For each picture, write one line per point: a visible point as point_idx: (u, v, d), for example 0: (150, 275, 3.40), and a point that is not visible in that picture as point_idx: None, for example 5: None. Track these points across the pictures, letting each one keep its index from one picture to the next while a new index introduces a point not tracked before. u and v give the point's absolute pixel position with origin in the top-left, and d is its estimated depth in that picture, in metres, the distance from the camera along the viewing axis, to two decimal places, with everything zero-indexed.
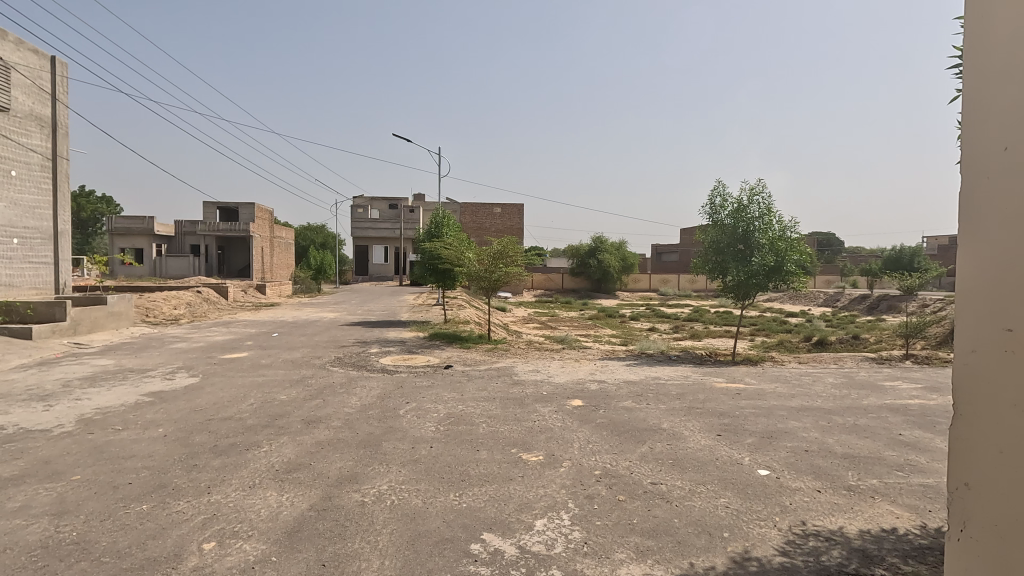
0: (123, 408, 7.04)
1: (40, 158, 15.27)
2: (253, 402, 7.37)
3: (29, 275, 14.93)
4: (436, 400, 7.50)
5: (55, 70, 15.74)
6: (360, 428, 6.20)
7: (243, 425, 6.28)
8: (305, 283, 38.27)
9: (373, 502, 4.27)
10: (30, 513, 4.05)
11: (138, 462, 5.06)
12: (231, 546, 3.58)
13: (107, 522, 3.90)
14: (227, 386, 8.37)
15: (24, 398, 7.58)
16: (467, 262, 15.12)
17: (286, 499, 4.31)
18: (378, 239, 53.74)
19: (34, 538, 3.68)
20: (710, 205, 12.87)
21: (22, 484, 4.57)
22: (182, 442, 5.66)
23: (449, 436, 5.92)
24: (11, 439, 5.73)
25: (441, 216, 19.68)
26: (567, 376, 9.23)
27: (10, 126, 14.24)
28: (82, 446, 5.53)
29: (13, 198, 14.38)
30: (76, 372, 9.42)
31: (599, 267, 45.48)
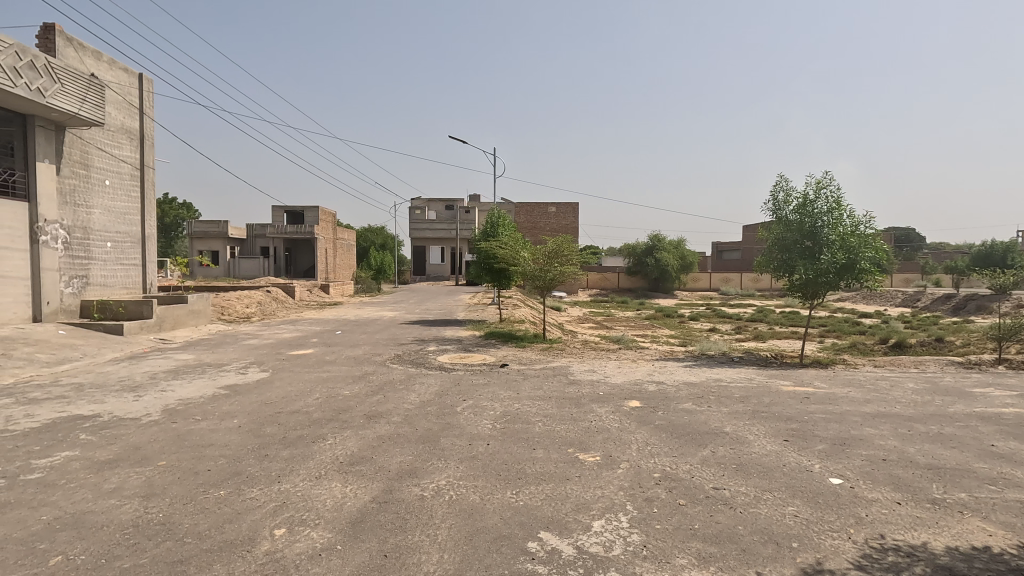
0: (203, 400, 7.52)
1: (130, 168, 16.56)
2: (318, 396, 7.68)
3: (121, 276, 16.27)
4: (492, 398, 7.55)
5: (142, 86, 17.03)
6: (419, 424, 6.35)
7: (309, 418, 6.57)
8: (365, 283, 39.82)
9: (432, 497, 4.36)
10: (123, 494, 4.40)
11: (216, 452, 5.39)
12: (300, 533, 3.76)
13: (189, 505, 4.18)
14: (295, 381, 8.79)
15: (117, 388, 8.27)
16: (522, 261, 15.13)
17: (349, 490, 4.48)
18: (435, 240, 55.04)
19: (126, 517, 3.99)
20: (773, 200, 12.31)
21: (117, 468, 4.97)
22: (255, 433, 5.99)
23: (506, 434, 5.96)
24: (107, 426, 6.25)
25: (496, 216, 19.86)
26: (624, 377, 9.08)
27: (105, 139, 15.50)
28: (167, 434, 5.96)
29: (107, 205, 15.62)
30: (161, 366, 10.16)
31: (656, 266, 44.46)
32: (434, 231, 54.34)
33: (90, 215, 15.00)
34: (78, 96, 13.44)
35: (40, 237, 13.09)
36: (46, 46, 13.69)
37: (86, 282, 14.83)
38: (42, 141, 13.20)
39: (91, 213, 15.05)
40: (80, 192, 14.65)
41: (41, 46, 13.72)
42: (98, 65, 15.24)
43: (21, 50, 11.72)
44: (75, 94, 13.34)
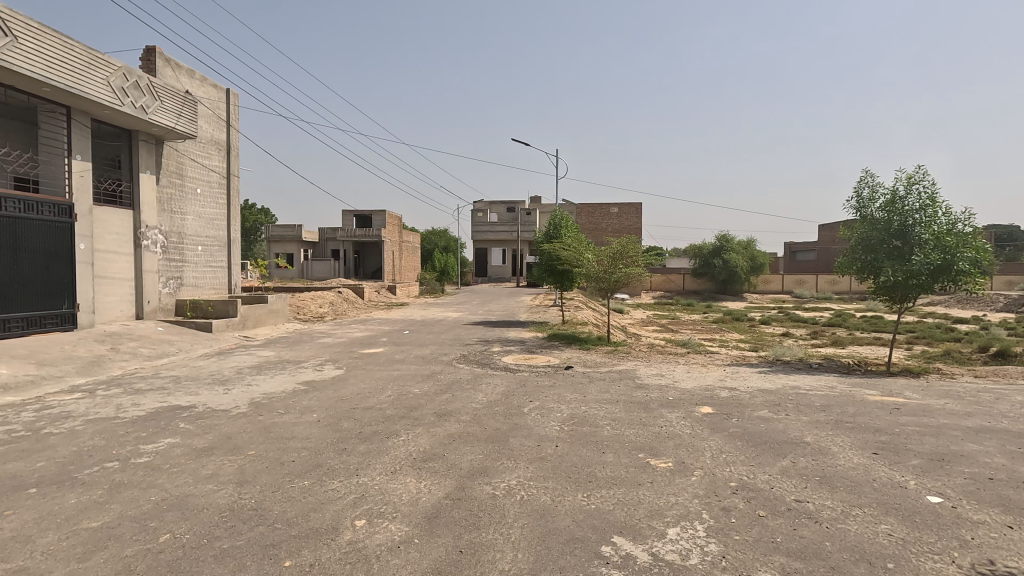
0: (285, 394, 7.98)
1: (218, 177, 17.81)
2: (390, 394, 7.96)
3: (210, 277, 17.53)
4: (559, 401, 7.54)
5: (229, 100, 18.28)
6: (487, 423, 6.44)
7: (383, 414, 6.82)
8: (429, 284, 40.79)
9: (504, 496, 4.42)
10: (219, 480, 4.74)
11: (298, 444, 5.70)
12: (379, 525, 3.91)
13: (277, 493, 4.45)
14: (367, 379, 9.14)
15: (209, 382, 8.92)
16: (586, 262, 15.01)
17: (424, 486, 4.61)
18: (497, 242, 55.60)
19: (223, 501, 4.30)
20: (858, 197, 11.57)
21: (212, 455, 5.37)
22: (334, 427, 6.29)
23: (574, 436, 5.95)
24: (202, 416, 6.75)
25: (559, 218, 19.83)
26: (694, 382, 8.82)
27: (197, 150, 16.76)
28: (255, 426, 6.37)
29: (198, 211, 16.88)
30: (246, 362, 10.86)
31: (724, 267, 42.82)
32: (495, 233, 54.92)
33: (184, 221, 16.26)
34: (175, 112, 14.60)
35: (142, 241, 14.32)
36: (149, 67, 14.98)
37: (181, 283, 16.08)
38: (143, 154, 14.44)
39: (185, 220, 16.32)
40: (175, 200, 15.91)
41: (144, 67, 15.03)
42: (191, 82, 16.49)
43: (127, 71, 12.88)
44: (172, 110, 14.50)
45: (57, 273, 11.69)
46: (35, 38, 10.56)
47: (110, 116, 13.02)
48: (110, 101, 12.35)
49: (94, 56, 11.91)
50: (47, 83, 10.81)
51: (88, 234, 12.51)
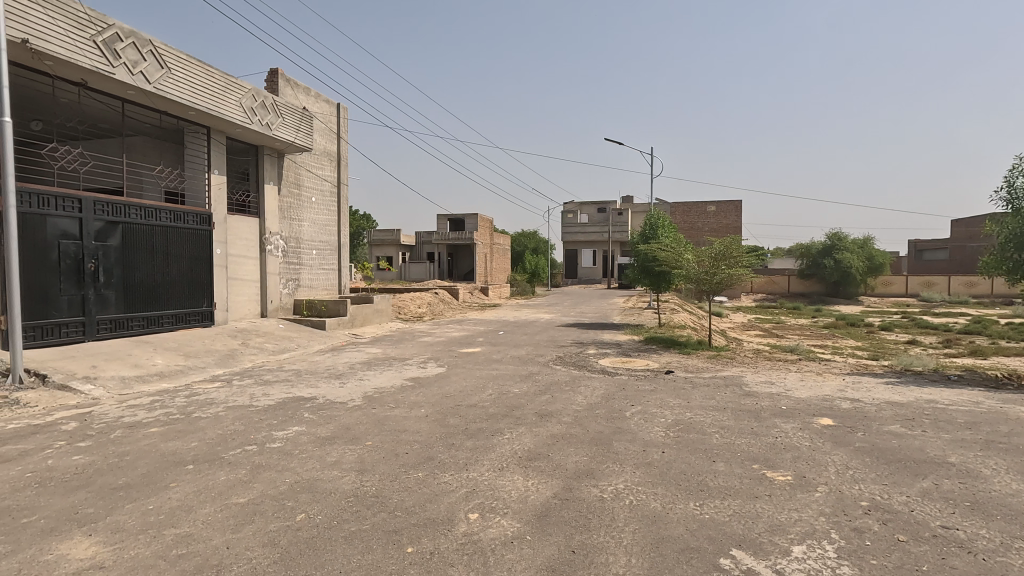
0: (394, 389, 8.45)
1: (330, 186, 19.21)
2: (492, 393, 8.16)
3: (323, 279, 18.94)
4: (662, 406, 7.34)
5: (340, 114, 19.66)
6: (590, 426, 6.42)
7: (486, 412, 7.02)
8: (520, 286, 41.32)
9: (612, 499, 4.38)
10: (343, 467, 5.12)
11: (410, 437, 6.01)
12: (491, 520, 4.03)
13: (395, 482, 4.72)
14: (469, 377, 9.43)
15: (326, 375, 9.66)
16: (685, 263, 14.48)
17: (532, 484, 4.68)
18: (587, 243, 55.16)
19: (348, 487, 4.64)
20: (1008, 188, 10.19)
21: (335, 444, 5.80)
22: (441, 423, 6.57)
23: (681, 443, 5.77)
24: (324, 407, 7.33)
25: (656, 218, 19.31)
26: (810, 392, 8.21)
27: (313, 161, 18.19)
28: (370, 418, 6.80)
29: (313, 218, 18.31)
30: (357, 358, 11.62)
31: (836, 268, 39.47)
32: (586, 234, 54.52)
33: (301, 227, 17.70)
34: (294, 127, 15.95)
35: (267, 246, 15.76)
36: (273, 87, 16.50)
37: (298, 284, 17.52)
38: (268, 167, 15.90)
39: (302, 226, 17.76)
40: (294, 208, 17.36)
41: (269, 88, 16.59)
42: (308, 99, 17.93)
43: (255, 93, 14.26)
44: (292, 126, 15.85)
45: (199, 275, 13.19)
46: (184, 69, 12.01)
47: (241, 134, 14.49)
48: (242, 120, 13.76)
49: (230, 81, 13.32)
50: (191, 107, 12.24)
51: (223, 240, 14.00)
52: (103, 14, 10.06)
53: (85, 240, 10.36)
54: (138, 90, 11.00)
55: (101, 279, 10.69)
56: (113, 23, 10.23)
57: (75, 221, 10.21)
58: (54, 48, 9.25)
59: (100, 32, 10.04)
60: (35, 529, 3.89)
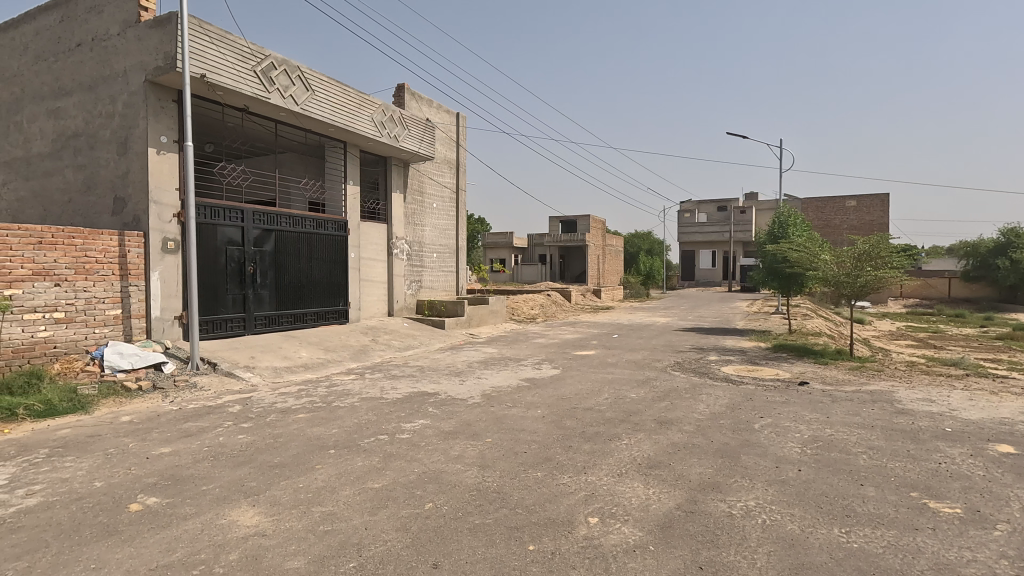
0: (511, 389, 8.64)
1: (449, 192, 20.14)
2: (608, 397, 8.04)
3: (443, 280, 19.90)
4: (796, 420, 6.75)
5: (459, 123, 20.55)
6: (714, 436, 6.08)
7: (603, 417, 6.92)
8: (634, 288, 40.28)
9: (743, 516, 4.11)
10: (466, 461, 5.33)
11: (528, 436, 6.11)
12: (612, 526, 3.96)
13: (516, 480, 4.82)
14: (584, 380, 9.38)
15: (447, 372, 10.14)
16: (822, 264, 13.20)
17: (653, 493, 4.54)
18: (706, 244, 52.41)
19: (471, 481, 4.82)
20: None
21: (458, 438, 6.06)
22: (558, 424, 6.60)
23: (820, 462, 5.26)
24: (446, 403, 7.69)
25: (785, 216, 17.86)
26: (981, 413, 7.09)
27: (434, 169, 19.20)
28: (489, 416, 7.02)
29: (434, 223, 19.32)
30: (475, 357, 12.05)
31: (1013, 270, 33.69)
32: (704, 234, 51.84)
33: (424, 232, 18.76)
34: (418, 138, 16.92)
35: (394, 250, 16.90)
36: (399, 102, 17.69)
37: (421, 285, 18.57)
38: (395, 176, 17.04)
39: (424, 230, 18.81)
40: (417, 214, 18.44)
41: (396, 102, 17.82)
42: (430, 111, 18.96)
43: (385, 108, 15.36)
44: (417, 136, 16.84)
45: (336, 277, 14.49)
46: (325, 90, 13.28)
47: (373, 147, 15.69)
48: (373, 134, 14.89)
49: (363, 98, 14.49)
50: (331, 123, 13.50)
51: (356, 245, 15.26)
52: (261, 47, 11.44)
53: (246, 246, 11.86)
54: (288, 111, 12.36)
55: (258, 280, 12.15)
56: (268, 54, 11.60)
57: (239, 230, 11.72)
58: (224, 79, 10.70)
59: (259, 63, 11.44)
60: (212, 495, 4.53)
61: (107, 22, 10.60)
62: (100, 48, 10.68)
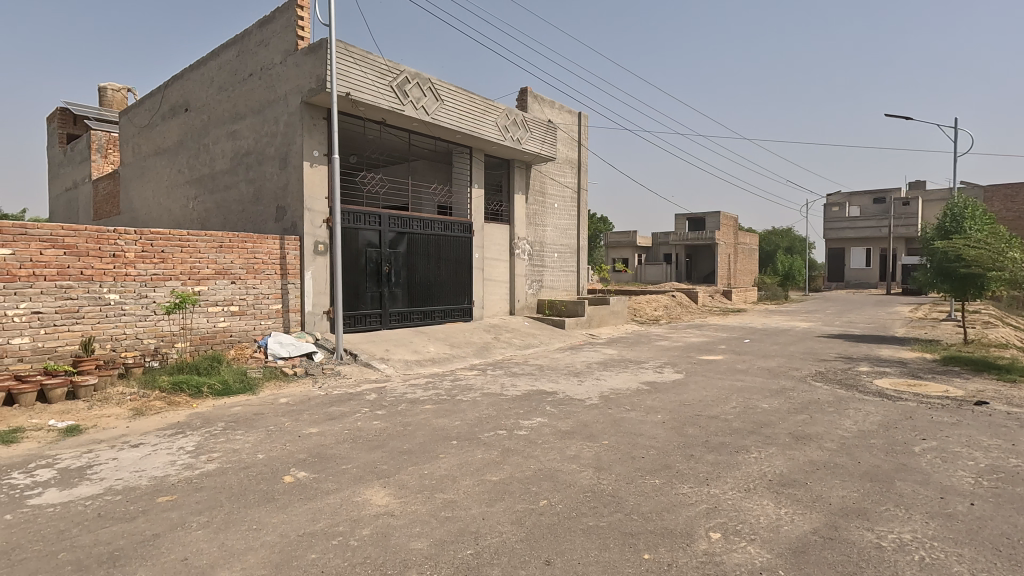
0: (630, 392, 8.44)
1: (570, 192, 20.17)
2: (736, 405, 7.54)
3: (563, 280, 19.99)
4: (968, 445, 5.79)
5: (581, 122, 20.50)
6: (862, 457, 5.43)
7: (730, 426, 6.50)
8: (771, 290, 37.21)
9: (895, 551, 3.62)
10: (581, 462, 5.32)
11: (647, 442, 5.93)
12: (736, 544, 3.71)
13: (632, 486, 4.71)
14: (709, 386, 8.87)
15: (566, 372, 10.18)
16: (1009, 263, 11.17)
17: (785, 513, 4.17)
18: (858, 240, 46.82)
19: (586, 482, 4.80)
20: None
21: (574, 439, 6.06)
22: (679, 431, 6.32)
23: (1001, 497, 4.46)
24: (563, 403, 7.73)
25: (961, 207, 15.53)
26: None
27: (555, 170, 19.37)
28: (606, 418, 6.93)
29: (555, 223, 19.46)
30: (594, 358, 11.95)
31: None
32: (856, 230, 46.35)
33: (545, 232, 18.98)
34: (540, 139, 17.15)
35: (516, 250, 17.32)
36: (522, 105, 18.09)
37: (541, 285, 18.82)
38: (517, 177, 17.45)
39: (545, 231, 19.03)
40: (539, 214, 18.71)
41: (519, 106, 18.24)
42: (552, 112, 19.15)
43: (508, 112, 15.80)
44: (539, 138, 17.08)
45: (462, 277, 15.21)
46: (453, 99, 14.00)
47: (496, 150, 16.21)
48: (497, 138, 15.39)
49: (488, 104, 15.03)
50: (458, 130, 14.19)
51: (480, 246, 15.88)
52: (397, 63, 12.37)
53: (382, 248, 12.90)
54: (420, 121, 13.22)
55: (393, 279, 13.14)
56: (403, 69, 12.50)
57: (376, 233, 12.78)
58: (365, 96, 11.74)
59: (395, 78, 12.38)
60: (350, 474, 5.01)
61: (272, 53, 12.14)
62: (267, 77, 12.26)
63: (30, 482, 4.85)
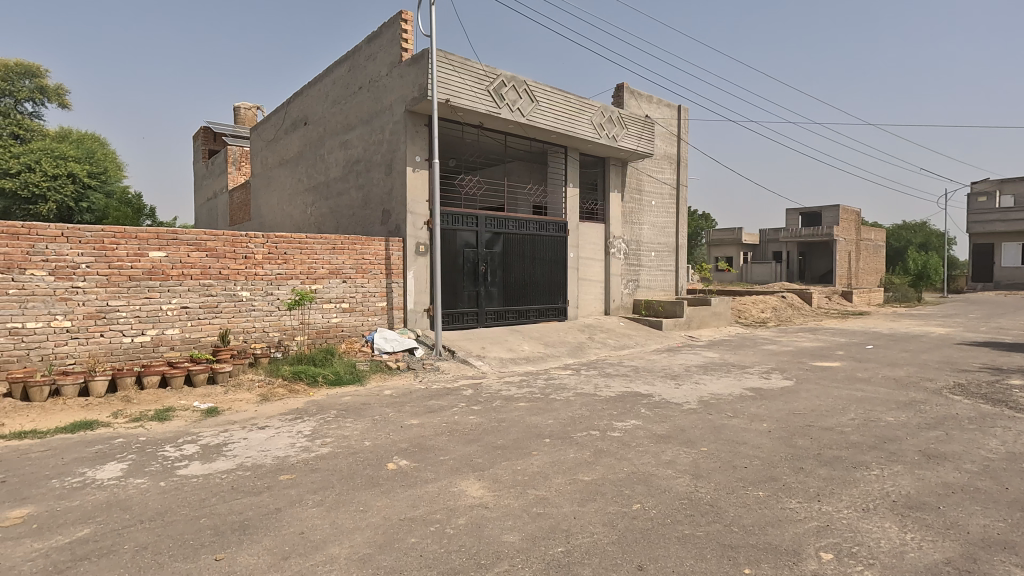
0: (732, 398, 8.02)
1: (669, 188, 19.50)
2: (854, 417, 6.90)
3: (661, 280, 19.36)
4: None
5: (681, 116, 19.74)
6: (1010, 482, 4.74)
7: (846, 440, 5.96)
8: (900, 291, 33.47)
9: None
10: (677, 468, 5.14)
11: (750, 451, 5.60)
12: (850, 567, 3.41)
13: (732, 496, 4.48)
14: (823, 395, 8.18)
15: (663, 375, 9.87)
16: None
17: (912, 539, 3.76)
18: (1012, 234, 40.74)
19: (682, 489, 4.64)
20: None
21: (670, 444, 5.87)
22: (786, 442, 5.91)
23: None
24: (659, 406, 7.51)
25: None
26: None
27: (653, 166, 18.82)
28: (706, 424, 6.64)
29: (652, 221, 18.91)
30: (694, 361, 11.47)
31: None
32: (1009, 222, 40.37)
33: (642, 230, 18.51)
34: (637, 135, 16.73)
35: (611, 249, 17.06)
36: (619, 102, 17.77)
37: (638, 284, 18.38)
38: (613, 175, 17.16)
39: (642, 229, 18.55)
40: (635, 212, 18.28)
41: (615, 103, 17.93)
42: (649, 107, 18.63)
43: (604, 109, 15.59)
44: (636, 134, 16.68)
45: (557, 276, 15.25)
46: (548, 99, 14.07)
47: (592, 148, 16.05)
48: (592, 136, 15.24)
49: (584, 102, 14.93)
50: (553, 130, 14.25)
51: (575, 245, 15.82)
52: (494, 68, 12.66)
53: (479, 248, 13.27)
54: (516, 123, 13.44)
55: (489, 278, 13.49)
56: (499, 73, 12.77)
57: (473, 233, 13.18)
58: (463, 101, 12.15)
59: (491, 82, 12.68)
60: (447, 465, 5.23)
61: (379, 66, 12.92)
62: (374, 89, 13.09)
63: (179, 455, 5.59)
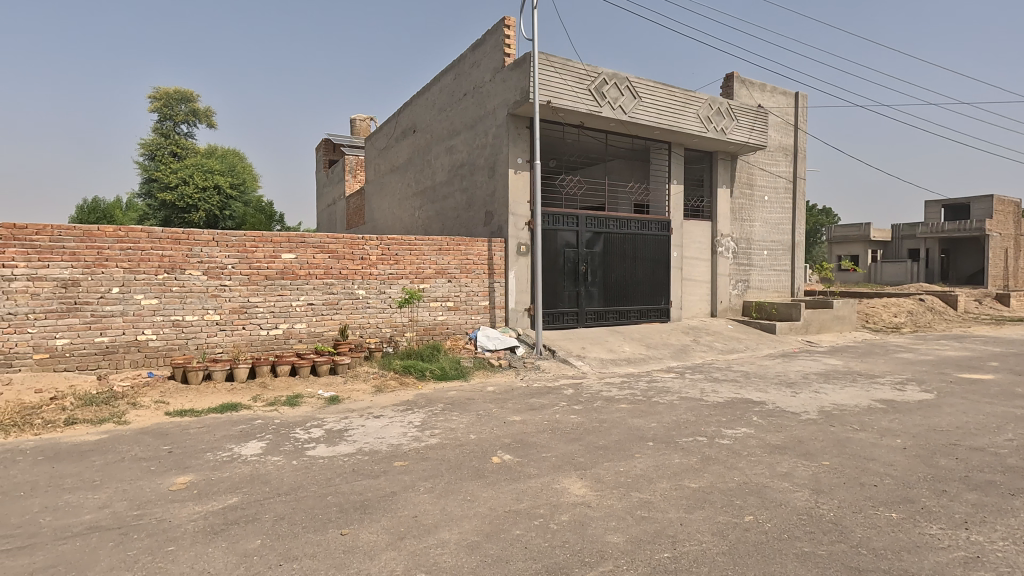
0: (859, 409, 7.34)
1: (784, 182, 18.18)
2: (1012, 438, 6.03)
3: (774, 280, 18.10)
4: None
5: (798, 103, 18.33)
6: None
7: (1002, 462, 5.24)
8: None
9: None
10: (795, 481, 4.82)
11: (880, 468, 5.11)
12: None
13: (860, 516, 4.12)
14: (972, 411, 7.23)
15: (777, 381, 9.25)
16: None
17: None
18: None
19: (800, 504, 4.34)
20: None
21: (786, 455, 5.51)
22: (925, 460, 5.31)
23: None
24: (773, 414, 7.07)
25: None
26: None
27: (766, 159, 17.66)
28: (827, 436, 6.14)
29: (765, 217, 17.73)
30: (812, 367, 10.61)
31: None
32: None
33: (753, 228, 17.43)
34: (748, 127, 15.78)
35: (719, 248, 16.25)
36: (728, 92, 16.88)
37: (748, 285, 17.34)
38: (721, 170, 16.33)
39: (753, 226, 17.47)
40: (746, 209, 17.25)
41: (724, 93, 17.04)
42: (762, 95, 17.50)
43: (711, 101, 14.88)
44: (746, 126, 15.74)
45: (659, 276, 14.82)
46: (651, 94, 13.71)
47: (698, 143, 15.38)
48: (699, 130, 14.60)
49: (689, 95, 14.36)
50: (656, 126, 13.85)
51: (679, 244, 15.27)
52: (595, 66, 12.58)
53: (579, 247, 13.24)
54: (618, 121, 13.24)
55: (589, 278, 13.42)
56: (601, 71, 12.66)
57: (574, 233, 13.18)
58: (565, 102, 12.20)
59: (593, 81, 12.60)
60: (550, 462, 5.31)
61: (483, 72, 13.33)
62: (478, 94, 13.53)
63: (308, 437, 6.18)
